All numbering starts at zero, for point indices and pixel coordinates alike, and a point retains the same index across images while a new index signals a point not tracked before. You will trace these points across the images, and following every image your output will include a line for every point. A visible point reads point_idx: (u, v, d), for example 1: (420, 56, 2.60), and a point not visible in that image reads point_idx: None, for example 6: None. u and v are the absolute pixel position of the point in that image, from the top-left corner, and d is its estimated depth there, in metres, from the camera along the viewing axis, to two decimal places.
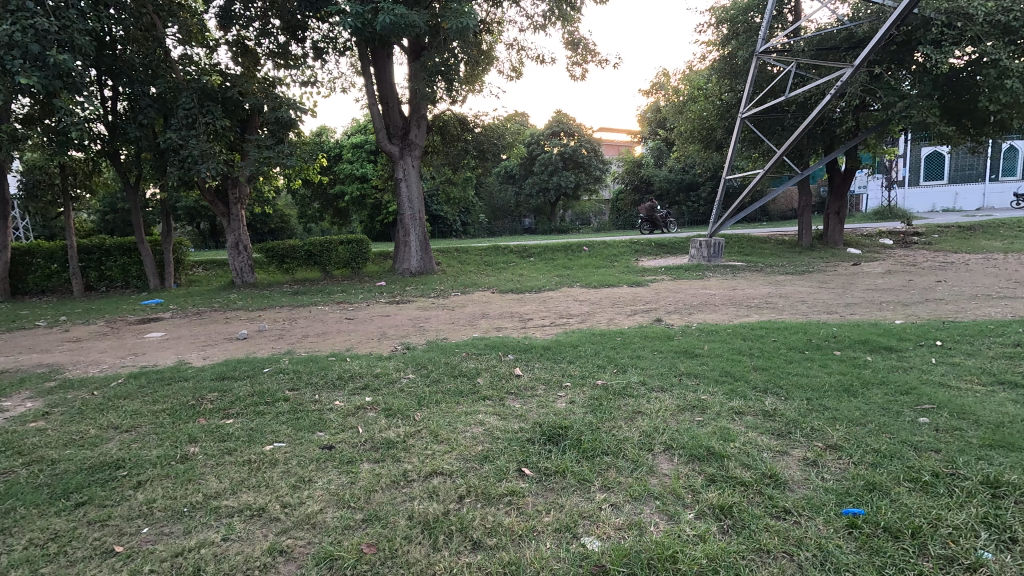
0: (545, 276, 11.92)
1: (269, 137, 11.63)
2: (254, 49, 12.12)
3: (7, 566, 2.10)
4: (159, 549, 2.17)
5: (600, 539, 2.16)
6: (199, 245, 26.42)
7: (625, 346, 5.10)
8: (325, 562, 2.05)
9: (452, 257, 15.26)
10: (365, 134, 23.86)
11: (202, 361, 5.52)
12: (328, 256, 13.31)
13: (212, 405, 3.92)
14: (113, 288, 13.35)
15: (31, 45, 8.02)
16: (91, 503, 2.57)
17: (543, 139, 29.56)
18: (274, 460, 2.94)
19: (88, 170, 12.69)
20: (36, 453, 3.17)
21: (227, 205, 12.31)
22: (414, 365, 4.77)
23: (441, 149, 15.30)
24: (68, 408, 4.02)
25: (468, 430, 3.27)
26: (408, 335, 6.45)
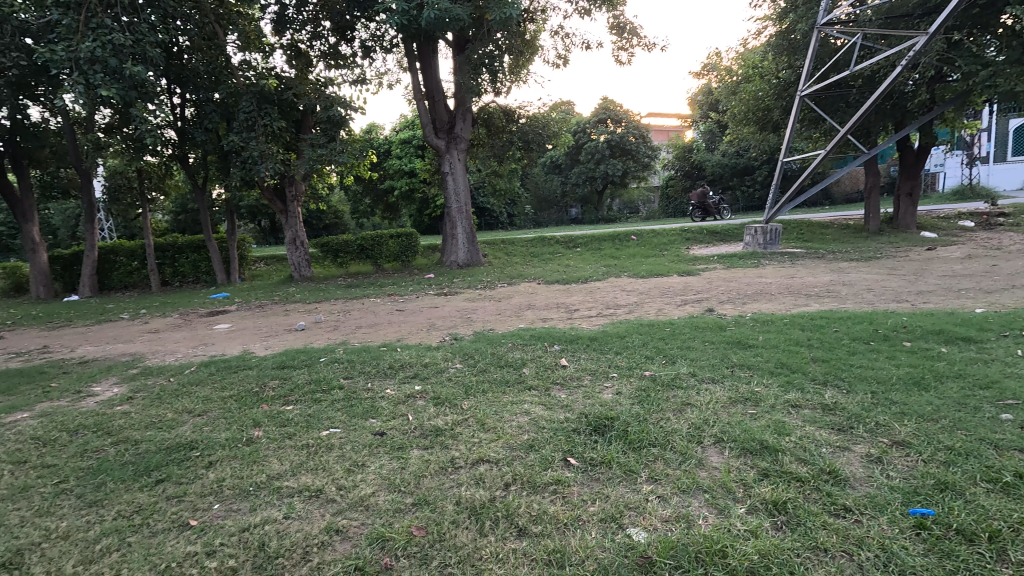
0: (593, 266, 11.78)
1: (322, 136, 12.08)
2: (306, 51, 12.59)
3: (100, 534, 2.32)
4: (228, 524, 2.33)
5: (646, 530, 2.13)
6: (261, 241, 27.91)
7: (674, 336, 4.99)
8: (377, 542, 2.14)
9: (499, 248, 15.37)
10: (412, 129, 24.31)
11: (264, 351, 5.86)
12: (379, 249, 13.72)
13: (274, 392, 4.16)
14: (186, 283, 14.35)
15: (110, 59, 8.69)
16: (169, 480, 2.79)
17: (590, 127, 29.10)
18: (329, 445, 3.09)
19: (161, 174, 13.65)
20: (122, 434, 3.48)
21: (284, 203, 12.92)
22: (462, 355, 4.87)
23: (487, 142, 15.37)
24: (149, 393, 4.38)
25: (514, 420, 3.30)
26: (456, 325, 6.58)
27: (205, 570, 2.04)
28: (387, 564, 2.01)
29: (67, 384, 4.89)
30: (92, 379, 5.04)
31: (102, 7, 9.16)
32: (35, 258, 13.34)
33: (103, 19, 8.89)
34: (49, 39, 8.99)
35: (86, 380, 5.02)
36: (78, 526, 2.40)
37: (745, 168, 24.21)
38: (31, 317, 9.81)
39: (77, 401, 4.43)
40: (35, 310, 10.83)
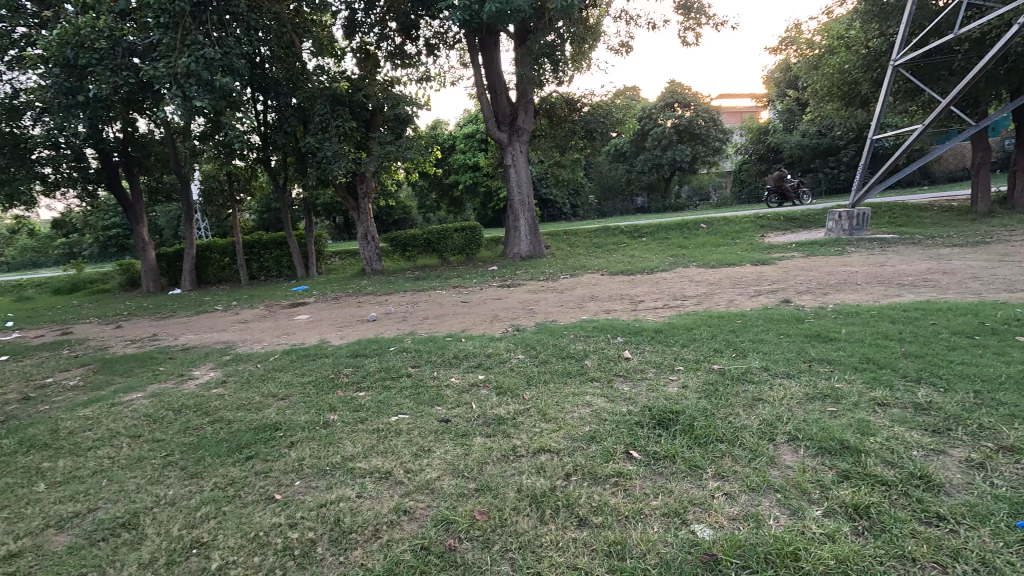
0: (659, 256, 11.44)
1: (390, 135, 12.55)
2: (374, 53, 13.10)
3: (201, 502, 2.59)
4: (308, 500, 2.51)
5: (711, 527, 2.07)
6: (336, 237, 29.50)
7: (746, 328, 4.75)
8: (442, 524, 2.23)
9: (562, 240, 15.29)
10: (476, 123, 24.63)
11: (340, 340, 6.24)
12: (445, 243, 14.08)
13: (348, 379, 4.42)
14: (270, 277, 15.49)
15: (202, 73, 9.50)
16: (256, 457, 3.05)
17: (656, 112, 28.11)
18: (398, 430, 3.24)
19: (247, 176, 14.78)
20: (218, 414, 3.84)
21: (356, 200, 13.56)
22: (524, 346, 4.91)
23: (549, 132, 15.32)
24: (239, 377, 4.81)
25: (575, 411, 3.30)
26: (519, 316, 6.65)
27: (288, 540, 2.22)
28: (451, 546, 2.09)
29: (173, 368, 5.47)
30: (193, 364, 5.61)
31: (195, 25, 9.99)
32: (145, 256, 14.92)
33: (196, 35, 9.71)
34: (152, 57, 9.96)
35: (188, 365, 5.58)
36: (182, 494, 2.68)
37: (829, 148, 22.42)
38: (143, 309, 11.02)
39: (181, 383, 4.95)
40: (146, 303, 12.14)
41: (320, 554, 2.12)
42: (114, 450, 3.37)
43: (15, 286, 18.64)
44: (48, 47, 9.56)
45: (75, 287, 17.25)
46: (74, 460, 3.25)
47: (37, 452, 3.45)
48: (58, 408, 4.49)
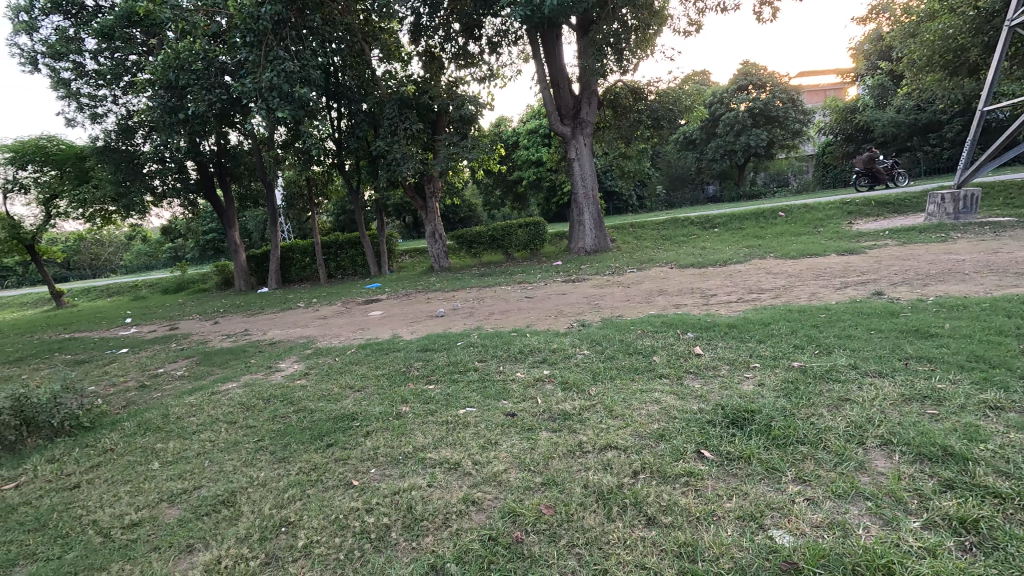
0: (733, 248, 10.89)
1: (455, 135, 12.85)
2: (439, 55, 13.39)
3: (290, 484, 2.81)
4: (383, 487, 2.65)
5: (791, 534, 1.95)
6: (405, 236, 30.61)
7: (832, 323, 4.41)
8: (509, 516, 2.27)
9: (628, 233, 14.95)
10: (539, 118, 24.54)
11: (410, 335, 6.50)
12: (509, 239, 14.20)
13: (418, 372, 4.60)
14: (346, 275, 16.37)
15: (283, 85, 10.17)
16: (336, 445, 3.24)
17: (728, 96, 26.68)
18: (466, 423, 3.33)
19: (324, 181, 15.69)
20: (302, 403, 4.13)
21: (424, 199, 13.96)
22: (590, 341, 4.86)
23: (614, 123, 15.01)
24: (320, 370, 5.14)
25: (643, 408, 3.22)
26: (584, 312, 6.57)
27: (365, 524, 2.34)
28: (518, 538, 2.11)
29: (262, 361, 5.94)
30: (279, 357, 6.07)
31: (277, 41, 10.68)
32: (237, 257, 16.26)
33: (277, 51, 10.41)
34: (240, 74, 10.81)
35: (275, 358, 6.03)
36: (272, 477, 2.92)
37: (929, 123, 20.24)
38: (236, 306, 12.03)
39: (270, 374, 5.37)
40: (239, 301, 13.26)
41: (394, 539, 2.23)
42: (213, 435, 3.71)
43: (132, 287, 21.00)
44: (154, 72, 10.68)
45: (180, 287, 19.14)
46: (181, 443, 3.62)
47: (152, 434, 3.88)
48: (168, 395, 5.03)
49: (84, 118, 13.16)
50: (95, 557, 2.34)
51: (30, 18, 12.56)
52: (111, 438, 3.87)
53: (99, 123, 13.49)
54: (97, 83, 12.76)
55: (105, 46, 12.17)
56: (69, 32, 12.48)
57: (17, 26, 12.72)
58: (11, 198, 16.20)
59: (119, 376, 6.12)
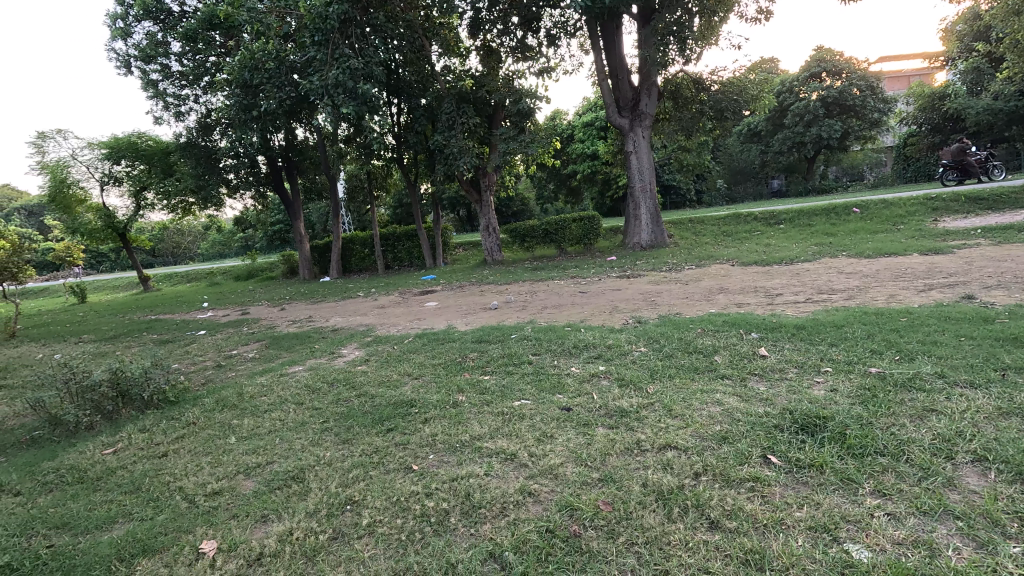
0: (800, 245, 10.31)
1: (512, 129, 12.89)
2: (497, 49, 13.42)
3: (353, 465, 2.93)
4: (441, 473, 2.71)
5: (870, 549, 1.83)
6: (459, 229, 31.09)
7: (915, 328, 4.09)
8: (567, 510, 2.27)
9: (686, 229, 14.50)
10: (595, 111, 24.13)
11: (465, 326, 6.61)
12: (563, 233, 14.11)
13: (474, 363, 4.67)
14: (403, 266, 16.85)
15: (347, 81, 10.55)
16: (396, 430, 3.36)
17: (799, 84, 25.23)
18: (521, 415, 3.36)
19: (383, 175, 16.17)
20: (363, 388, 4.30)
21: (479, 192, 14.09)
22: (647, 339, 4.75)
23: (674, 115, 14.57)
24: (380, 357, 5.34)
25: (704, 409, 3.12)
26: (640, 309, 6.43)
27: (425, 507, 2.41)
28: (576, 532, 2.11)
29: (325, 347, 6.22)
30: (341, 343, 6.33)
31: (343, 39, 11.08)
32: (301, 248, 17.09)
33: (343, 49, 10.80)
34: (308, 72, 11.30)
35: (338, 344, 6.31)
36: (337, 457, 3.06)
37: None
38: (301, 294, 12.67)
39: (333, 359, 5.64)
40: (304, 289, 13.95)
41: (453, 524, 2.28)
42: (282, 414, 3.93)
43: (208, 273, 22.54)
44: (231, 72, 11.37)
45: (250, 275, 20.37)
46: (254, 420, 3.87)
47: (229, 410, 4.17)
48: (242, 375, 5.39)
49: (169, 116, 14.22)
50: (182, 520, 2.54)
51: (125, 25, 13.67)
52: (192, 412, 4.18)
53: (182, 120, 14.52)
54: (181, 83, 13.73)
55: (188, 49, 13.06)
56: (157, 37, 13.48)
57: (114, 32, 13.88)
58: (107, 190, 17.78)
59: (199, 356, 6.60)
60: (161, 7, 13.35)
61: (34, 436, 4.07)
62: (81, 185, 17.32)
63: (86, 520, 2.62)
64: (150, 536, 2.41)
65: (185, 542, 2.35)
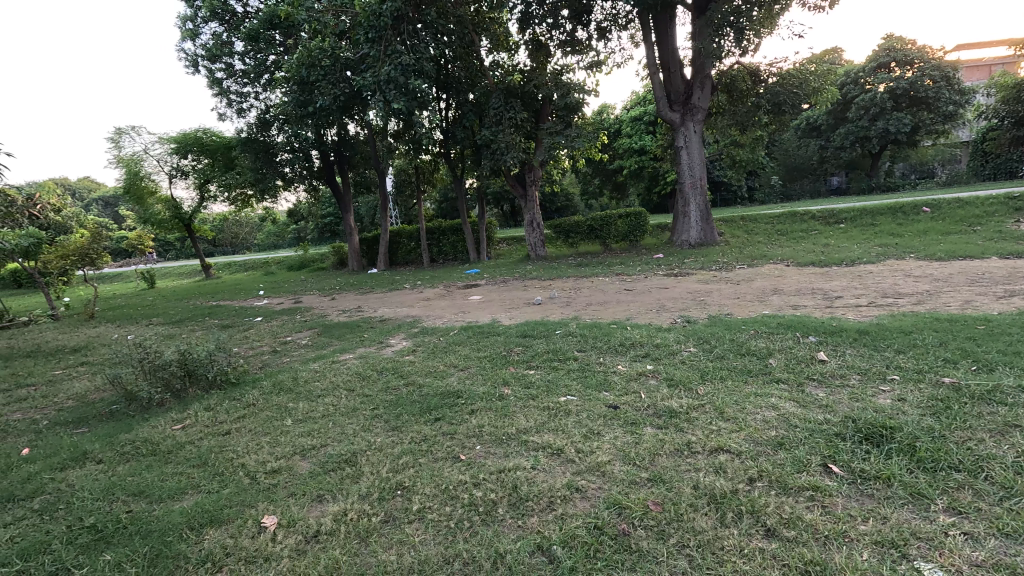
0: (863, 246, 9.77)
1: (559, 123, 12.82)
2: (546, 43, 13.34)
3: (403, 452, 3.01)
4: (488, 464, 2.75)
5: (944, 570, 1.72)
6: (502, 224, 31.24)
7: (995, 337, 3.81)
8: (615, 508, 2.25)
9: (738, 227, 14.02)
10: (644, 105, 23.62)
11: (509, 320, 6.66)
12: (609, 229, 13.92)
13: (519, 357, 4.70)
14: (447, 260, 17.11)
15: (399, 77, 10.78)
16: (443, 420, 3.43)
17: (865, 75, 23.82)
18: (567, 411, 3.35)
19: (430, 170, 16.42)
20: (411, 378, 4.41)
21: (525, 187, 14.09)
22: (696, 339, 4.64)
23: (728, 109, 14.07)
24: (427, 348, 5.45)
25: (758, 413, 3.02)
26: (688, 308, 6.28)
27: (473, 497, 2.45)
28: (625, 530, 2.09)
29: (374, 336, 6.41)
30: (389, 333, 6.51)
31: (395, 36, 11.29)
32: (351, 240, 17.63)
33: (396, 46, 11.02)
34: (361, 68, 11.62)
35: (386, 334, 6.49)
36: (387, 443, 3.15)
37: None
38: (350, 285, 13.09)
39: (381, 348, 5.80)
40: (352, 280, 14.40)
41: (500, 515, 2.30)
42: (334, 400, 4.08)
43: (263, 263, 23.61)
44: (290, 69, 11.84)
45: (302, 265, 21.20)
46: (309, 403, 4.04)
47: (285, 394, 4.36)
48: (296, 360, 5.63)
49: (232, 113, 14.96)
50: (245, 494, 2.69)
51: (194, 26, 14.45)
52: (252, 394, 4.41)
53: (244, 117, 15.24)
54: (243, 81, 14.41)
55: (250, 48, 13.68)
56: (222, 37, 14.17)
57: (184, 33, 14.70)
58: (174, 182, 18.90)
59: (257, 341, 6.93)
60: (226, 8, 14.02)
61: (113, 410, 4.40)
62: (152, 177, 18.49)
63: (160, 490, 2.82)
64: (217, 508, 2.56)
65: (247, 516, 2.48)
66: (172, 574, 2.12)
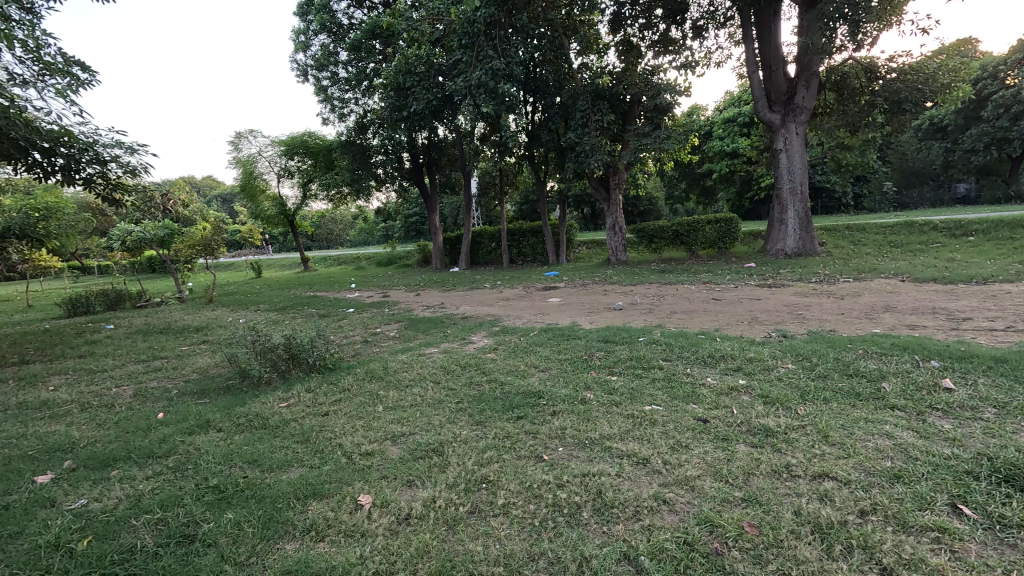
0: (997, 262, 8.59)
1: (647, 125, 12.48)
2: (638, 44, 13.07)
3: (488, 446, 3.09)
4: (571, 466, 2.75)
5: None
6: (582, 227, 31.04)
7: None
8: (706, 525, 2.16)
9: (842, 237, 12.89)
10: (739, 106, 22.45)
11: (590, 324, 6.61)
12: (696, 235, 13.30)
13: (601, 362, 4.65)
14: (526, 261, 17.28)
15: (489, 82, 11.04)
16: (525, 419, 3.47)
17: (1007, 68, 20.97)
18: (653, 420, 3.25)
19: (514, 172, 16.66)
20: (493, 375, 4.51)
21: (608, 190, 13.87)
22: (794, 355, 4.33)
23: (837, 108, 13.14)
24: (507, 347, 5.54)
25: (869, 441, 2.75)
26: (784, 321, 5.87)
27: (557, 498, 2.46)
28: (717, 550, 2.00)
29: (457, 332, 6.61)
30: (471, 330, 6.69)
31: (487, 41, 11.60)
32: (435, 239, 18.31)
33: (487, 51, 11.31)
34: (453, 73, 12.06)
35: (467, 331, 6.67)
36: (472, 437, 3.24)
37: None
38: (433, 282, 13.63)
39: (463, 344, 5.98)
40: (435, 277, 14.95)
41: (585, 519, 2.28)
42: (422, 390, 4.28)
43: (354, 258, 25.19)
44: (388, 77, 12.57)
45: (389, 261, 22.37)
46: (398, 392, 4.26)
47: (376, 381, 4.64)
48: (385, 351, 5.96)
49: (334, 118, 16.10)
50: (344, 472, 2.89)
51: (306, 39, 15.74)
52: (346, 379, 4.72)
53: (344, 121, 16.35)
54: (345, 87, 15.48)
55: (353, 57, 14.65)
56: (329, 48, 15.32)
57: (297, 45, 16.06)
58: (282, 181, 20.71)
59: (351, 331, 7.42)
60: (334, 21, 15.15)
61: (229, 385, 4.90)
62: (264, 177, 20.40)
63: (270, 460, 3.10)
64: (319, 482, 2.78)
65: (345, 493, 2.66)
66: (282, 537, 2.32)
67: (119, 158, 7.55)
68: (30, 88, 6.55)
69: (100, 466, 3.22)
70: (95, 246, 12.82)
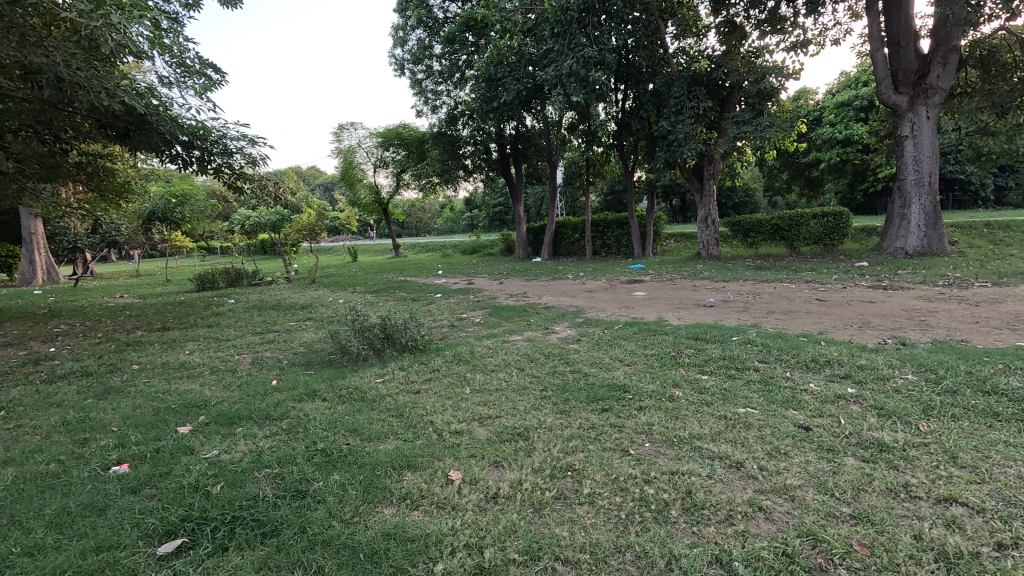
0: None
1: (748, 111, 11.67)
2: (742, 24, 12.17)
3: (572, 436, 3.10)
4: (659, 464, 2.69)
5: None
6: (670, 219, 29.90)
7: None
8: (807, 538, 2.03)
9: (978, 235, 11.33)
10: (856, 88, 20.26)
11: (678, 320, 6.39)
12: (798, 230, 12.30)
13: (690, 359, 4.48)
14: (611, 253, 16.99)
15: (580, 70, 10.88)
16: (611, 411, 3.44)
17: None
18: (748, 424, 3.09)
19: (601, 162, 16.35)
20: (577, 365, 4.52)
21: (701, 180, 13.18)
22: (915, 364, 3.90)
23: (980, 88, 11.48)
24: (591, 338, 5.51)
25: (1010, 466, 2.43)
26: (902, 327, 5.30)
27: (644, 493, 2.42)
28: (822, 566, 1.88)
29: (540, 321, 6.68)
30: (554, 320, 6.71)
31: (580, 28, 11.41)
32: (519, 229, 18.47)
33: (580, 38, 11.15)
34: (545, 63, 12.05)
35: (550, 321, 6.71)
36: (557, 425, 3.27)
37: None
38: (517, 271, 13.82)
39: (546, 334, 6.03)
40: (519, 266, 15.14)
41: (674, 517, 2.24)
42: (507, 375, 4.40)
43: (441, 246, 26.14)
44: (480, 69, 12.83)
45: (473, 249, 22.99)
46: (484, 376, 4.41)
47: (463, 364, 4.82)
48: (470, 336, 6.16)
49: (427, 110, 16.71)
50: (436, 447, 3.05)
51: (404, 35, 16.44)
52: (435, 361, 4.95)
53: (437, 113, 16.93)
54: (439, 80, 15.98)
55: (447, 50, 15.06)
56: (425, 42, 15.86)
57: (396, 41, 16.79)
58: (377, 171, 21.90)
59: (438, 315, 7.75)
60: (430, 16, 15.63)
61: (332, 359, 5.32)
62: (362, 167, 21.71)
63: (368, 431, 3.34)
64: (413, 454, 2.95)
65: (437, 467, 2.81)
66: (382, 501, 2.51)
67: (242, 149, 8.39)
68: (175, 89, 7.44)
69: (228, 423, 3.66)
70: (220, 230, 14.36)
